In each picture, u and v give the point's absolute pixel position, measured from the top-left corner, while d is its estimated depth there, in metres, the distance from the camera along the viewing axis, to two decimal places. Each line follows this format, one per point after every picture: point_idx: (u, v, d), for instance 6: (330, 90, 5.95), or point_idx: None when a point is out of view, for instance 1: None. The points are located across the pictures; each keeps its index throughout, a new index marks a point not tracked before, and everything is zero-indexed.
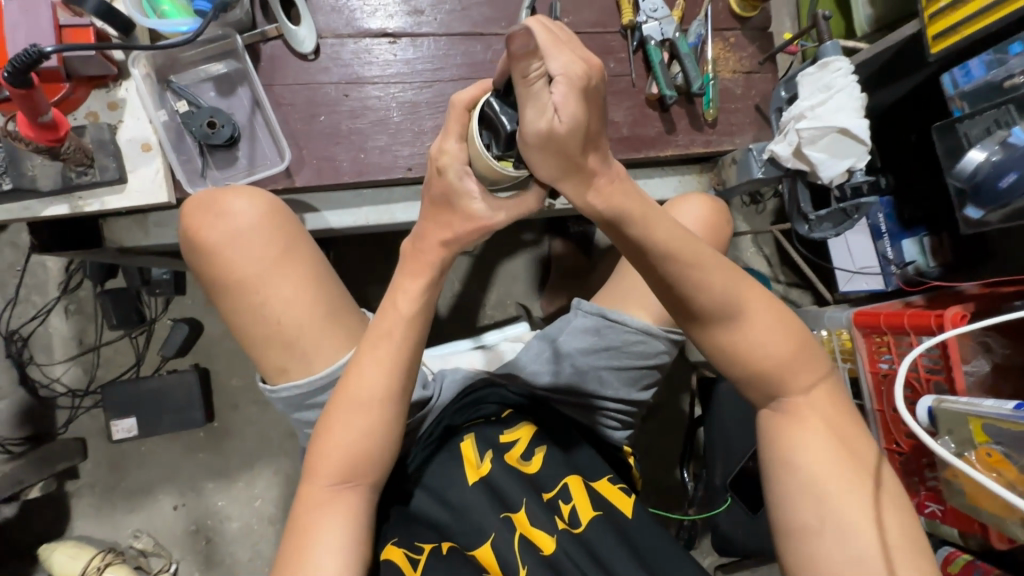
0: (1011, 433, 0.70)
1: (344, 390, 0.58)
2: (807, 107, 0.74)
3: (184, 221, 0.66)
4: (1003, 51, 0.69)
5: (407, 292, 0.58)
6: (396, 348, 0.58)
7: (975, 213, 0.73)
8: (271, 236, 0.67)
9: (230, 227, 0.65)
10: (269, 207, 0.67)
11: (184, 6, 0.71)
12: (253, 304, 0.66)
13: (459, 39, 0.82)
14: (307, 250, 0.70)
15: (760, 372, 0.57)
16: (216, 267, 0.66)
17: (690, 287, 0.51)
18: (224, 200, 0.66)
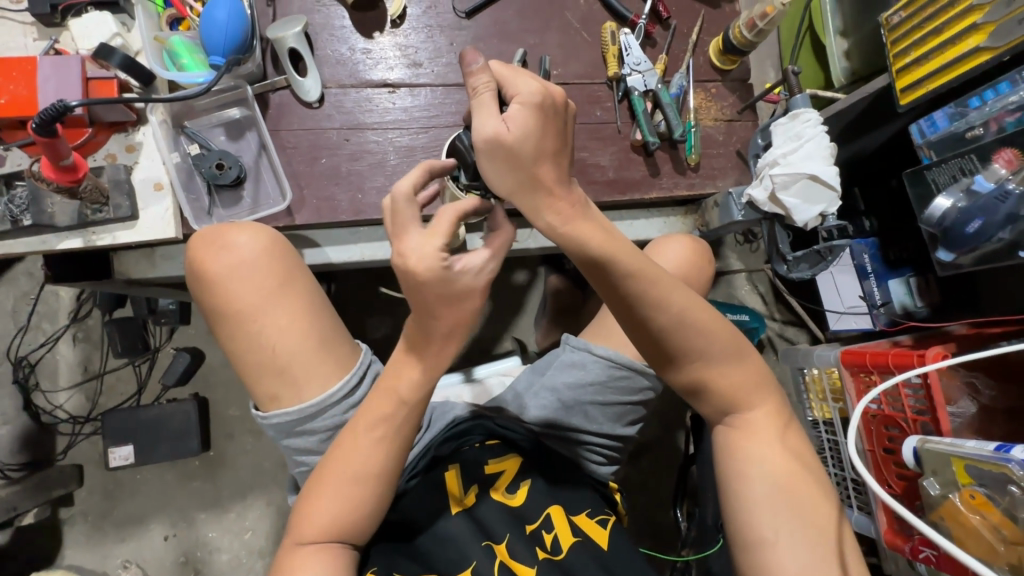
0: (991, 475, 0.69)
1: (338, 462, 0.61)
2: (779, 155, 0.77)
3: (191, 252, 0.70)
4: (963, 104, 0.72)
5: (405, 376, 0.60)
6: (391, 428, 0.61)
7: (947, 256, 0.75)
8: (270, 269, 0.70)
9: (232, 260, 0.69)
10: (269, 242, 0.71)
11: (202, 60, 0.77)
12: (249, 332, 0.69)
13: (454, 89, 0.88)
14: (305, 282, 0.73)
15: (724, 393, 0.62)
16: (218, 298, 0.69)
17: (650, 305, 0.55)
18: (228, 234, 0.70)
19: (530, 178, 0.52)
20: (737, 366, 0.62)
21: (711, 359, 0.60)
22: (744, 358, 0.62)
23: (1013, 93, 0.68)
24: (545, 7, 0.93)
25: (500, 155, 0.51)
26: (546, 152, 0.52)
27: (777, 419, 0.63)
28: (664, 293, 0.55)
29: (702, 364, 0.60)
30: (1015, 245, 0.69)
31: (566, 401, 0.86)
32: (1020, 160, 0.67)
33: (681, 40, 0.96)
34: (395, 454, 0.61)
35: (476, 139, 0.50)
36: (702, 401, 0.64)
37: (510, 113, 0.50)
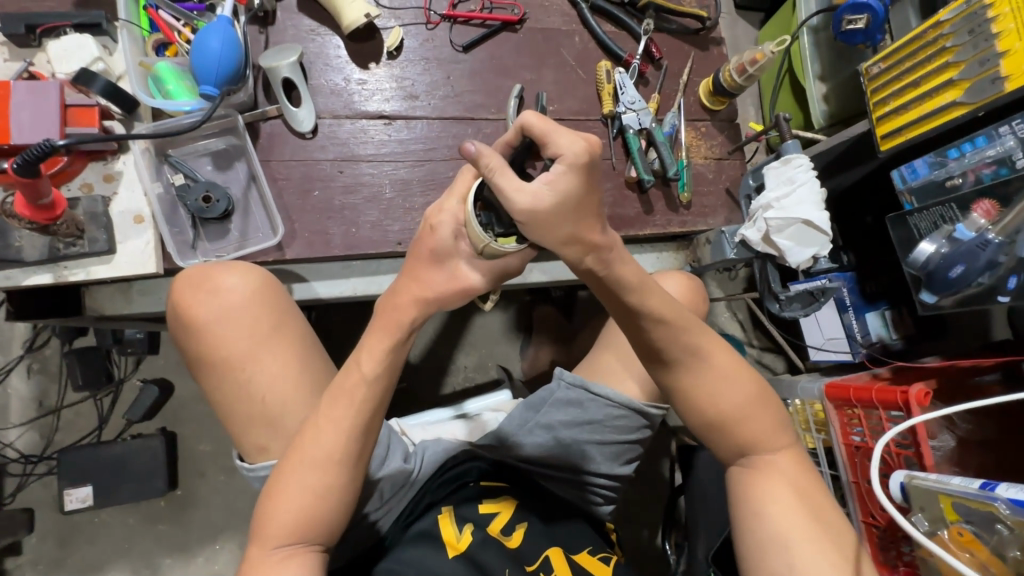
0: (979, 513, 0.72)
1: (303, 447, 0.59)
2: (773, 198, 0.79)
3: (174, 293, 0.66)
4: (943, 154, 0.77)
5: (370, 353, 0.60)
6: (357, 408, 0.60)
7: (930, 298, 0.77)
8: (260, 312, 0.67)
9: (220, 303, 0.66)
10: (260, 283, 0.68)
11: (190, 87, 0.73)
12: (237, 380, 0.65)
13: (450, 122, 0.87)
14: (297, 326, 0.70)
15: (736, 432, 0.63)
16: (203, 344, 0.66)
17: (672, 341, 0.57)
18: (215, 275, 0.66)
19: (576, 235, 0.50)
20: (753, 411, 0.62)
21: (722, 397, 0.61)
22: (751, 398, 0.62)
23: (989, 148, 0.72)
24: (541, 44, 0.93)
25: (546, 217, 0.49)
26: (589, 210, 0.49)
27: (786, 458, 0.64)
28: (687, 332, 0.57)
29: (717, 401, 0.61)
30: (995, 289, 0.72)
31: (560, 441, 0.84)
32: (998, 211, 0.71)
33: (672, 80, 0.98)
34: (365, 443, 0.61)
35: (519, 207, 0.49)
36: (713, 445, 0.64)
37: (554, 174, 0.48)
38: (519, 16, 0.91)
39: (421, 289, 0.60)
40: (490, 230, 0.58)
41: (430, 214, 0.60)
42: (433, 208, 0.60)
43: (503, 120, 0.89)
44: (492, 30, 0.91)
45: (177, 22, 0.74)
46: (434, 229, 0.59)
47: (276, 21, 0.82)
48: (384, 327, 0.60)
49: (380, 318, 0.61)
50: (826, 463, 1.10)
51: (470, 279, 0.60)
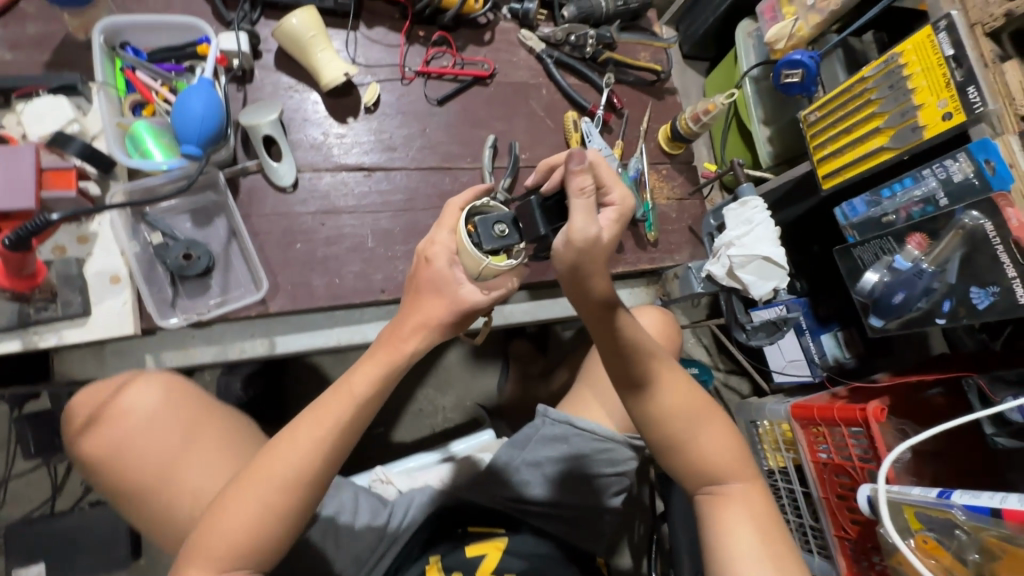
0: (939, 520, 0.77)
1: (260, 469, 0.59)
2: (734, 237, 0.85)
3: (81, 428, 0.68)
4: (876, 193, 0.86)
5: (362, 374, 0.62)
6: (334, 430, 0.60)
7: (878, 321, 0.85)
8: (170, 424, 0.68)
9: (126, 425, 0.67)
10: (162, 394, 0.69)
11: (169, 144, 0.73)
12: (159, 501, 0.66)
13: (428, 172, 0.90)
14: (217, 423, 0.71)
15: (696, 445, 0.66)
16: (120, 474, 0.66)
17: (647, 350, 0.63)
18: (115, 398, 0.68)
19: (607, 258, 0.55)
20: (716, 431, 0.67)
21: (672, 415, 0.65)
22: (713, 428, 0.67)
23: (916, 188, 0.80)
24: (511, 96, 0.99)
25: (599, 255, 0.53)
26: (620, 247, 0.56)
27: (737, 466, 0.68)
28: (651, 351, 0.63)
29: (677, 420, 0.66)
30: (931, 312, 0.79)
31: (540, 466, 0.87)
32: (928, 243, 0.79)
33: (633, 127, 1.06)
34: (332, 467, 0.61)
35: (577, 233, 0.51)
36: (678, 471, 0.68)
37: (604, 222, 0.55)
38: (490, 71, 0.97)
39: (418, 317, 0.62)
40: (480, 247, 0.59)
41: (423, 248, 0.62)
42: (424, 242, 0.62)
43: (478, 169, 0.93)
44: (464, 84, 0.95)
45: (155, 82, 0.75)
46: (430, 261, 0.61)
47: (254, 79, 0.84)
48: (389, 349, 0.62)
49: (385, 340, 0.63)
50: (797, 481, 1.15)
51: (472, 300, 0.62)
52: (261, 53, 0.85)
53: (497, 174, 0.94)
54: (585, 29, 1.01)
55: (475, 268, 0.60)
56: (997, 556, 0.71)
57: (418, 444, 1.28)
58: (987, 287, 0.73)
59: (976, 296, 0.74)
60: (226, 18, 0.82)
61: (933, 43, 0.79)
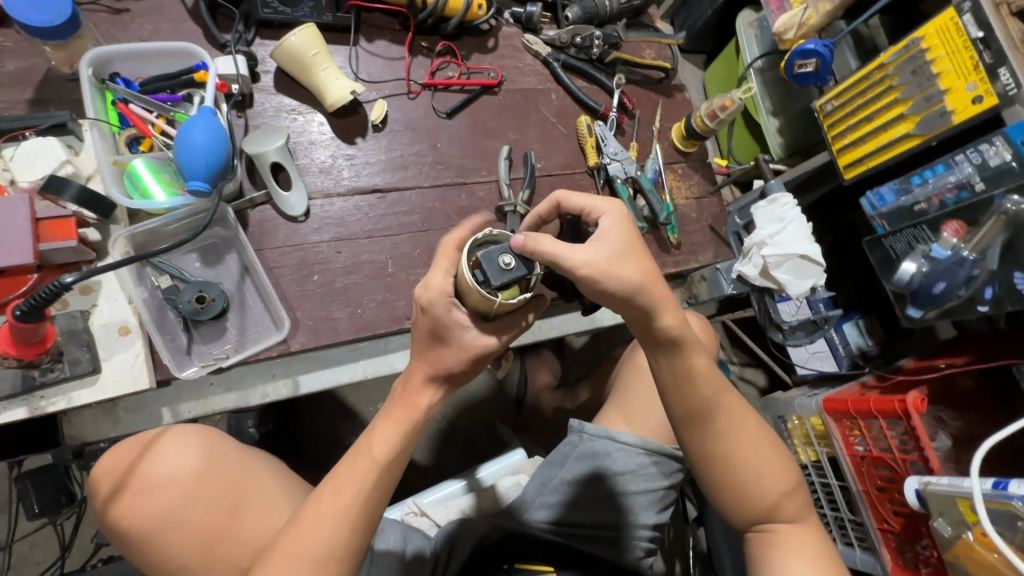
0: (997, 512, 0.76)
1: (285, 552, 0.53)
2: (766, 236, 0.82)
3: (105, 501, 0.60)
4: (906, 181, 0.84)
5: (381, 434, 0.58)
6: (362, 496, 0.56)
7: (916, 312, 0.84)
8: (212, 496, 0.61)
9: (161, 498, 0.60)
10: (203, 459, 0.62)
11: (170, 181, 0.69)
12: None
13: (444, 189, 0.86)
14: (261, 488, 0.64)
15: (734, 470, 0.66)
16: (153, 555, 0.60)
17: (680, 376, 0.62)
18: (151, 463, 0.61)
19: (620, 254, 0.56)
20: (765, 464, 0.66)
21: (724, 432, 0.65)
22: (763, 460, 0.66)
23: (949, 174, 0.79)
24: (521, 103, 0.95)
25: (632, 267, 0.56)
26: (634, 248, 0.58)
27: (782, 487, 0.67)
28: (693, 372, 0.62)
29: (724, 445, 0.65)
30: (973, 300, 0.78)
31: (592, 487, 0.83)
32: (966, 230, 0.77)
33: (645, 128, 1.03)
34: (367, 535, 0.56)
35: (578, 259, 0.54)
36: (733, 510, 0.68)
37: (605, 229, 0.58)
38: (497, 79, 0.93)
39: (427, 367, 0.59)
40: (486, 287, 0.55)
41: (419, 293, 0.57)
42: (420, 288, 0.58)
43: (494, 182, 0.89)
44: (473, 94, 0.91)
45: (150, 114, 0.69)
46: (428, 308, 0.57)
47: (254, 103, 0.79)
48: (405, 407, 0.59)
49: (398, 400, 0.60)
50: (833, 475, 1.14)
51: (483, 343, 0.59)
52: (260, 75, 0.80)
53: (514, 186, 0.90)
54: (590, 30, 0.97)
55: (486, 307, 0.57)
56: None
57: (440, 468, 1.24)
58: None
59: (1021, 282, 0.72)
60: (220, 40, 0.77)
61: (957, 26, 0.77)
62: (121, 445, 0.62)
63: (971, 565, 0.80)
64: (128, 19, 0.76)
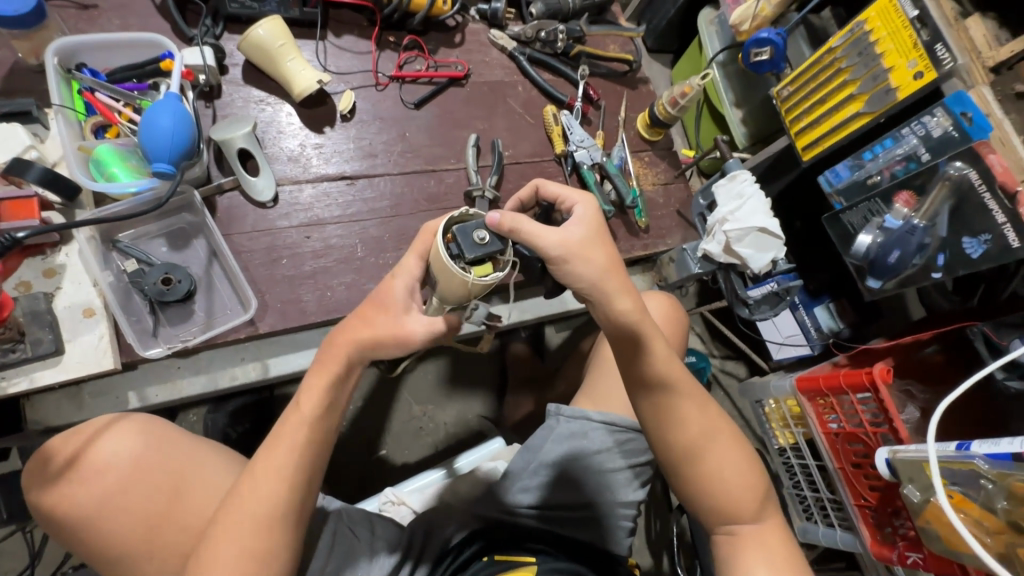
0: (961, 473, 0.77)
1: (225, 517, 0.53)
2: (727, 212, 0.85)
3: (43, 492, 0.59)
4: (859, 158, 0.88)
5: (310, 392, 0.57)
6: (296, 455, 0.55)
7: (876, 283, 0.86)
8: (150, 480, 0.60)
9: (97, 484, 0.59)
10: (139, 444, 0.61)
11: (136, 167, 0.70)
12: (142, 567, 0.58)
13: (412, 176, 0.88)
14: (202, 472, 0.63)
15: (688, 448, 0.64)
16: (94, 541, 0.58)
17: (630, 348, 0.62)
18: (85, 450, 0.60)
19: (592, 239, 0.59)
20: (721, 443, 0.65)
21: (677, 409, 0.64)
22: (719, 439, 0.65)
23: (897, 147, 0.82)
24: (488, 95, 0.98)
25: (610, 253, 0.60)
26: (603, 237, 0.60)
27: (742, 465, 0.65)
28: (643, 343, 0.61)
29: (679, 421, 0.64)
30: (928, 267, 0.80)
31: (562, 467, 0.84)
32: (916, 200, 0.80)
33: (611, 118, 1.06)
34: (307, 495, 0.56)
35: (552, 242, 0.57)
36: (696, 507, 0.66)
37: (579, 215, 0.61)
38: (464, 71, 0.95)
39: (365, 335, 0.58)
40: (461, 262, 0.56)
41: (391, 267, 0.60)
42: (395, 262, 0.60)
43: (462, 169, 0.91)
44: (440, 86, 0.94)
45: (116, 103, 0.71)
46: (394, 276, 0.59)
47: (222, 95, 0.80)
48: (331, 365, 0.58)
49: (325, 355, 0.59)
50: (810, 456, 1.14)
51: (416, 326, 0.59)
52: (228, 68, 0.82)
53: (482, 173, 0.92)
54: (554, 24, 1.00)
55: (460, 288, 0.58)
56: None
57: (421, 464, 1.23)
58: (979, 236, 0.74)
59: (969, 246, 0.75)
60: (187, 33, 0.79)
61: (895, 7, 0.81)
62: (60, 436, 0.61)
63: (941, 531, 0.80)
64: (96, 14, 0.78)
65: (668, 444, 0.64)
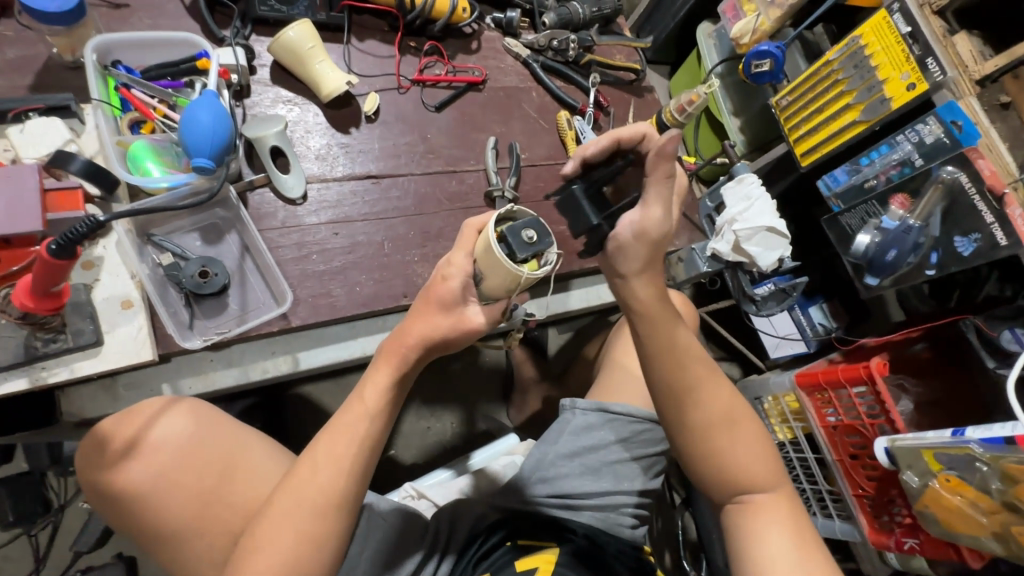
0: (957, 459, 0.82)
1: (283, 501, 0.55)
2: (735, 213, 0.90)
3: (98, 470, 0.62)
4: (856, 163, 0.94)
5: (373, 384, 0.59)
6: (358, 448, 0.58)
7: (873, 280, 0.92)
8: (201, 462, 0.64)
9: (152, 462, 0.63)
10: (189, 427, 0.64)
11: (170, 163, 0.71)
12: (192, 543, 0.62)
13: (435, 176, 0.90)
14: (250, 456, 0.67)
15: (706, 433, 0.66)
16: (148, 516, 0.62)
17: (650, 335, 0.61)
18: (138, 431, 0.63)
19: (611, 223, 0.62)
20: (740, 429, 0.67)
21: (694, 393, 0.65)
22: (738, 426, 0.67)
23: (893, 153, 0.88)
24: (504, 100, 1.01)
25: (638, 245, 0.57)
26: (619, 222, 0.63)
27: (756, 447, 0.68)
28: (668, 330, 0.61)
29: (698, 406, 0.65)
30: (921, 265, 0.86)
31: (584, 456, 0.86)
32: (910, 202, 0.86)
33: (619, 124, 1.10)
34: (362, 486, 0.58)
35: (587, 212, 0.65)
36: (705, 480, 0.69)
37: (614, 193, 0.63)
38: (482, 77, 0.99)
39: (429, 329, 0.59)
40: (512, 258, 0.54)
41: (439, 266, 0.59)
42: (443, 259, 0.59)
43: (482, 170, 0.94)
44: (459, 90, 0.97)
45: (152, 99, 0.72)
46: (445, 281, 0.58)
47: (251, 94, 0.82)
48: (391, 359, 0.60)
49: (387, 350, 0.60)
50: (809, 449, 1.19)
51: (476, 322, 0.60)
52: (257, 69, 0.83)
53: (501, 174, 0.95)
54: (566, 34, 1.05)
55: (510, 282, 0.56)
56: (1018, 480, 0.75)
57: (431, 463, 1.24)
58: (969, 235, 0.80)
59: (960, 245, 0.81)
60: (218, 34, 0.81)
61: (889, 24, 0.87)
62: (115, 415, 0.64)
63: (938, 513, 0.86)
64: (127, 13, 0.79)
65: (686, 423, 0.65)
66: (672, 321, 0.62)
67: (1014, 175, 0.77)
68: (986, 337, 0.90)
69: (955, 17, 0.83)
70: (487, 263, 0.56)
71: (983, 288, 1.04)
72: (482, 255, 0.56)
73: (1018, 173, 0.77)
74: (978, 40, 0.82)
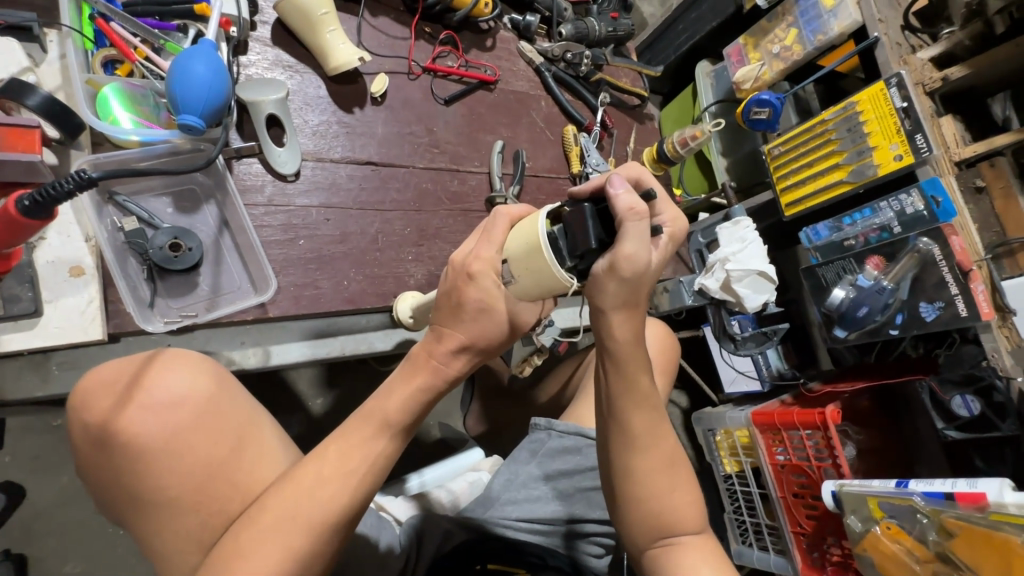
0: (899, 508, 0.87)
1: (275, 505, 0.49)
2: (730, 253, 0.92)
3: (99, 411, 0.52)
4: (839, 221, 0.99)
5: (397, 393, 0.54)
6: (370, 464, 0.52)
7: (842, 332, 0.97)
8: (219, 427, 0.55)
9: (165, 416, 0.53)
10: (213, 389, 0.55)
11: (147, 114, 0.62)
12: (182, 520, 0.52)
13: (437, 173, 0.84)
14: (265, 435, 0.58)
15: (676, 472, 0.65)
16: (136, 475, 0.51)
17: (618, 382, 0.59)
18: (157, 377, 0.54)
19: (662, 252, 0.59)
20: None
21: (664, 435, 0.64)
22: None
23: (874, 218, 0.94)
24: (514, 104, 0.97)
25: (610, 281, 0.52)
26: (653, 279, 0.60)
27: None
28: (635, 371, 0.59)
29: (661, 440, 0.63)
30: (886, 324, 0.92)
31: (560, 481, 0.84)
32: (884, 265, 0.91)
33: (620, 147, 1.10)
34: (364, 507, 0.52)
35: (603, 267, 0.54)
36: (630, 526, 0.64)
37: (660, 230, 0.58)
38: (495, 77, 0.94)
39: (463, 336, 0.54)
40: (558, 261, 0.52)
41: (463, 262, 0.54)
42: (465, 256, 0.55)
43: (485, 174, 0.89)
44: (470, 86, 0.92)
45: (133, 38, 0.62)
46: (474, 279, 0.53)
47: (249, 52, 0.74)
48: (423, 371, 0.55)
49: (419, 362, 0.55)
50: (754, 483, 1.23)
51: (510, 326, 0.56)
52: (257, 25, 0.75)
53: (503, 180, 0.90)
54: (581, 48, 1.03)
55: (550, 289, 0.53)
56: (953, 534, 0.81)
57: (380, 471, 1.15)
58: (934, 303, 0.87)
59: (925, 310, 0.88)
60: None
61: (885, 96, 0.92)
62: (122, 360, 0.55)
63: (875, 557, 0.88)
64: None
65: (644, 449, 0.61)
66: (644, 368, 0.59)
67: (980, 254, 0.87)
68: (938, 400, 0.98)
69: (941, 100, 0.94)
70: (535, 258, 0.51)
71: (898, 347, 1.11)
72: (520, 254, 0.52)
73: (984, 253, 0.88)
74: (959, 126, 0.93)
